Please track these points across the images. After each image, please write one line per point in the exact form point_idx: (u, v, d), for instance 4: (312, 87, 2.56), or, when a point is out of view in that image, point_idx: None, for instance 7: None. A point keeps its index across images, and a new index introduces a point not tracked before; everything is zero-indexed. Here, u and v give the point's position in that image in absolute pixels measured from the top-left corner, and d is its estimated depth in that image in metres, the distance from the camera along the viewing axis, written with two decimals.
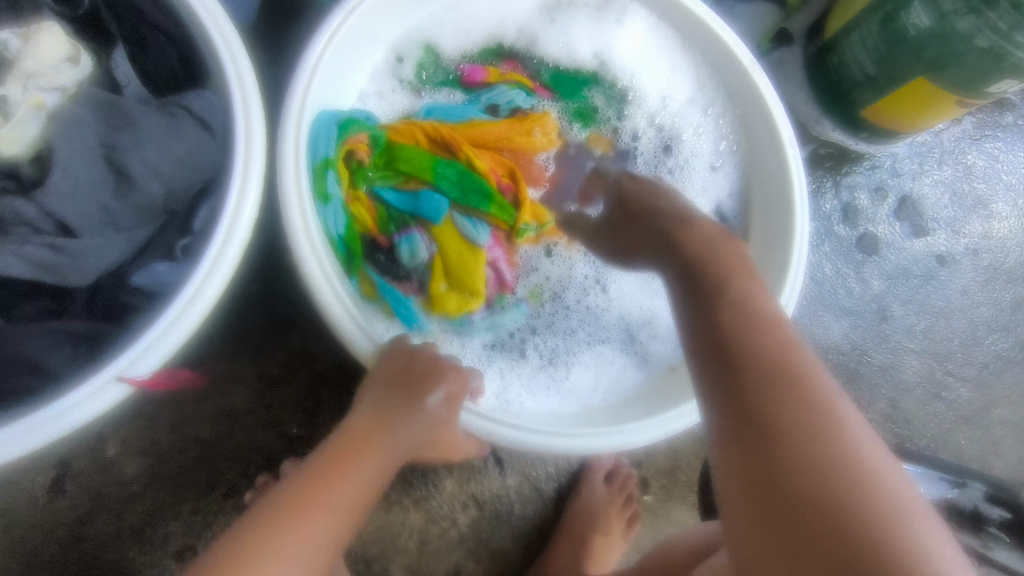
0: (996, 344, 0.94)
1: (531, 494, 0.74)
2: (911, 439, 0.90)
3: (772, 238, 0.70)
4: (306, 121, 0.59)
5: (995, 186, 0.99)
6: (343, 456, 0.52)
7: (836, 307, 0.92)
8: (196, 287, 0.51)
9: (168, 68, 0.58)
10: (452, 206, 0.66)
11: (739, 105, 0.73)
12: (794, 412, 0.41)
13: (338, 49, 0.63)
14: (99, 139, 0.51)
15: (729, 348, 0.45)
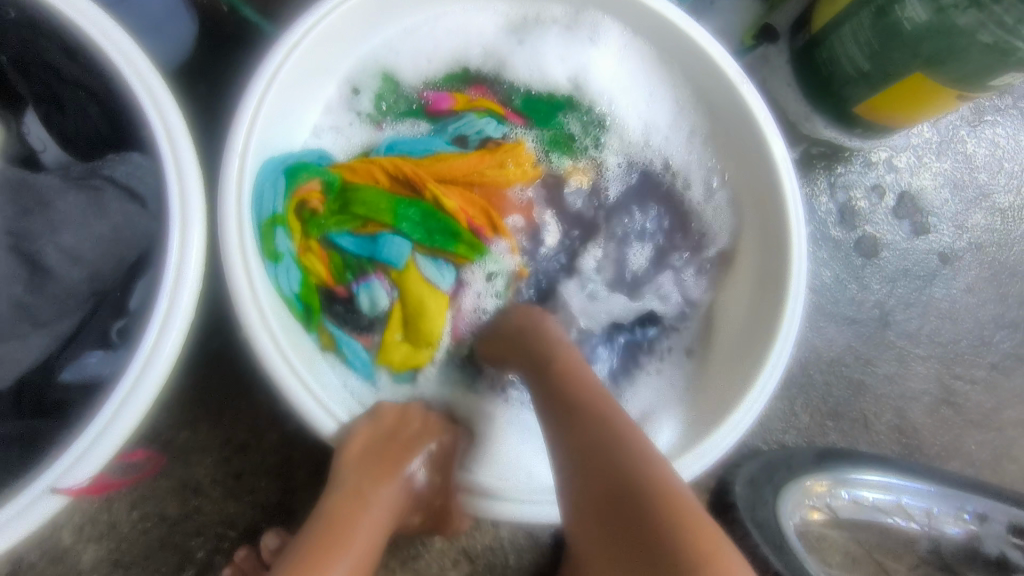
0: (1003, 342, 0.91)
1: (526, 543, 0.70)
2: (920, 450, 0.86)
3: (766, 268, 0.65)
4: (249, 171, 0.53)
5: (997, 175, 0.95)
6: (341, 523, 0.49)
7: (838, 316, 0.87)
8: (132, 383, 0.46)
9: (92, 127, 0.52)
10: (415, 249, 0.61)
11: (723, 124, 0.68)
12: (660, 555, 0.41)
13: (283, 90, 0.57)
14: (4, 227, 0.44)
15: (626, 517, 0.43)
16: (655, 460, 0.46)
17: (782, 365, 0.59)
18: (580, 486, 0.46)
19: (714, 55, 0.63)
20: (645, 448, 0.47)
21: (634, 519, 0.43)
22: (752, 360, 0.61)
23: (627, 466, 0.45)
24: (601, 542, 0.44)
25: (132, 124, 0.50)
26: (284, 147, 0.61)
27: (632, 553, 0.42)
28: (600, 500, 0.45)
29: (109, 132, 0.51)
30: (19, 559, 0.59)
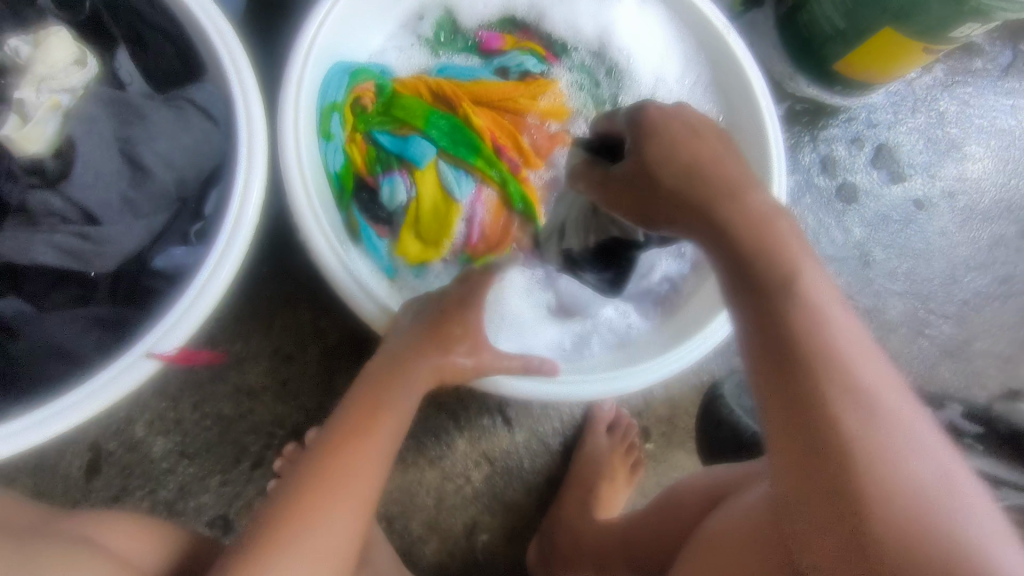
0: (975, 281, 0.99)
1: (539, 449, 0.78)
2: (897, 375, 0.95)
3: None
4: (308, 77, 0.62)
5: (968, 130, 1.02)
6: (366, 418, 0.57)
7: (819, 255, 0.96)
8: (210, 272, 0.53)
9: (168, 64, 0.60)
10: (440, 155, 0.70)
11: (723, 79, 0.76)
12: (843, 405, 0.40)
13: (340, 20, 0.66)
14: (114, 135, 0.56)
15: (795, 370, 0.41)
16: (830, 315, 0.42)
17: None
18: (747, 303, 0.44)
19: (709, 16, 0.72)
20: (819, 302, 0.42)
21: (799, 365, 0.41)
22: None
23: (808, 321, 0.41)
24: (754, 353, 0.43)
25: (203, 58, 0.58)
26: (353, 46, 0.71)
27: (795, 395, 0.41)
28: (773, 354, 0.42)
29: (182, 67, 0.60)
30: (100, 446, 0.68)
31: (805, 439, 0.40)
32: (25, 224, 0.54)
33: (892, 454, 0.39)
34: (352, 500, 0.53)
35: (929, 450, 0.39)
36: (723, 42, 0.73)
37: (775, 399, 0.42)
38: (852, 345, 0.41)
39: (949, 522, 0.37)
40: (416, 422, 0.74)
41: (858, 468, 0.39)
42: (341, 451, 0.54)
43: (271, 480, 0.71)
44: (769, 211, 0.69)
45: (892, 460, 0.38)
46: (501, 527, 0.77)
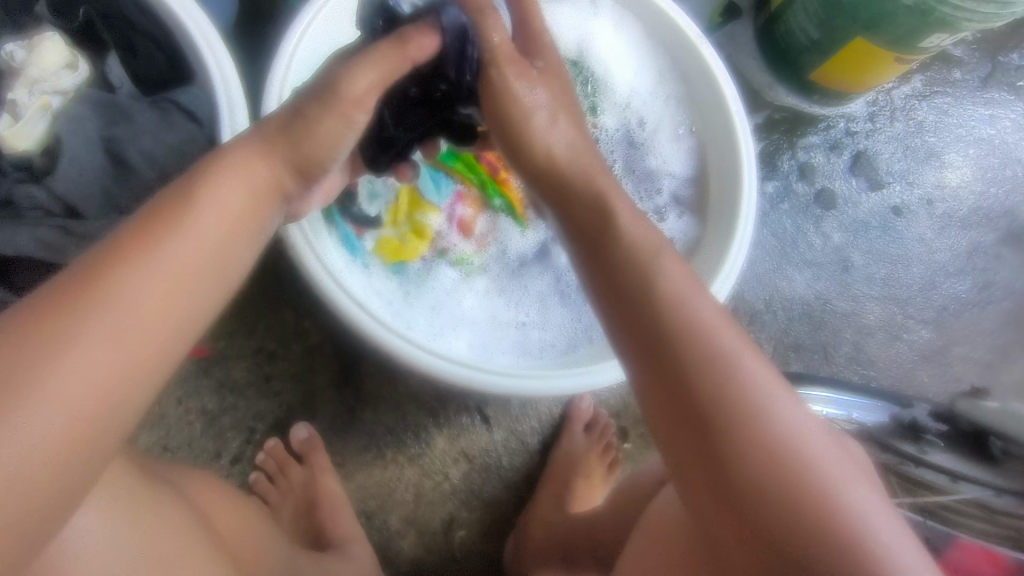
0: (953, 287, 1.00)
1: (517, 448, 0.79)
2: (877, 379, 0.96)
3: (723, 209, 0.75)
4: (290, 86, 0.65)
5: (946, 139, 1.04)
6: (164, 222, 0.44)
7: (797, 260, 0.97)
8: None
9: (156, 69, 0.63)
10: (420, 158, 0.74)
11: (697, 90, 0.78)
12: (718, 402, 0.43)
13: (320, 31, 0.68)
14: (99, 134, 0.58)
15: (670, 385, 0.45)
16: (703, 326, 0.46)
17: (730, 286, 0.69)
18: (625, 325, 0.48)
19: (681, 26, 0.75)
20: (693, 316, 0.46)
21: (676, 376, 0.44)
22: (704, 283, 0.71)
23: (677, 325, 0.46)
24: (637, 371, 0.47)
25: (189, 62, 0.61)
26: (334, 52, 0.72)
27: (673, 406, 0.44)
28: (653, 368, 0.46)
29: (169, 70, 0.62)
30: None
31: (688, 443, 0.44)
32: (9, 218, 0.57)
33: (765, 449, 0.42)
34: (127, 313, 0.41)
35: (803, 437, 0.43)
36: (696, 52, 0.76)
37: (659, 411, 0.45)
38: (726, 352, 0.45)
39: (819, 501, 0.41)
40: (395, 419, 0.76)
41: (734, 465, 0.42)
42: (129, 252, 0.43)
43: (253, 473, 0.73)
44: (741, 218, 0.72)
45: (761, 451, 0.42)
46: (478, 524, 0.78)
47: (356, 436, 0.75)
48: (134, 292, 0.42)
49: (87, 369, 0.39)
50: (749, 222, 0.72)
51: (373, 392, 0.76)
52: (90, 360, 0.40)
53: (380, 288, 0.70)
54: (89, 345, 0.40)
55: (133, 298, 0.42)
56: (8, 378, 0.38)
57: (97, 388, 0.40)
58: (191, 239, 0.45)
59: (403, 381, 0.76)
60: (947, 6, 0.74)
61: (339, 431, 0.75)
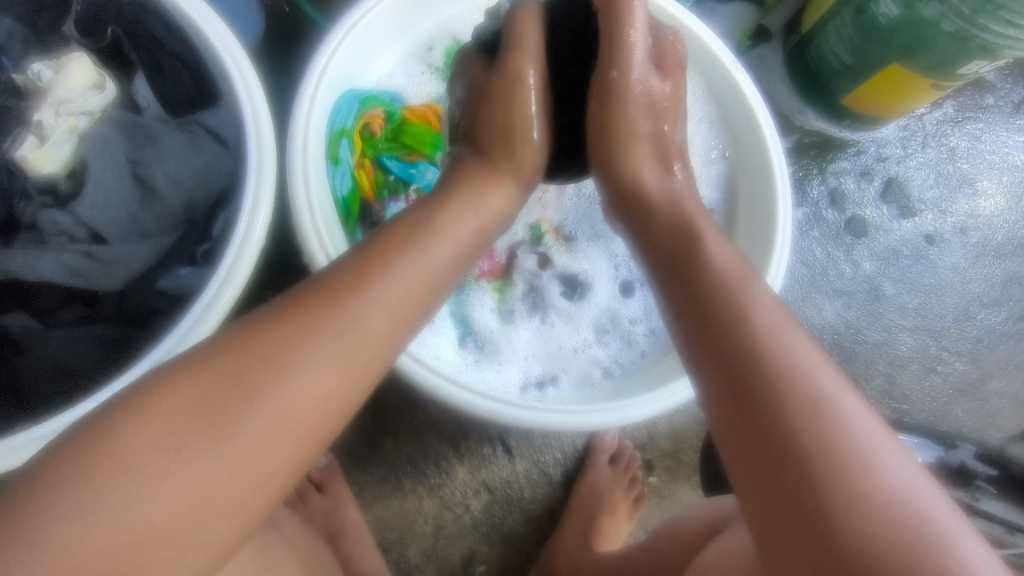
0: (988, 318, 0.97)
1: (540, 479, 0.77)
2: (909, 413, 0.93)
3: (756, 238, 0.73)
4: (317, 109, 0.63)
5: (979, 166, 1.01)
6: (354, 279, 0.46)
7: (827, 289, 0.95)
8: (215, 291, 0.54)
9: (183, 89, 0.62)
10: None
11: (732, 114, 0.77)
12: (812, 449, 0.39)
13: (348, 52, 0.67)
14: (126, 156, 0.57)
15: (759, 429, 0.41)
16: (796, 363, 0.42)
17: None
18: (704, 362, 0.45)
19: (714, 51, 0.74)
20: (786, 352, 0.42)
21: (763, 419, 0.41)
22: None
23: (763, 360, 0.42)
24: (718, 412, 0.43)
25: (217, 83, 0.60)
26: (360, 74, 0.72)
27: (764, 453, 0.40)
28: (736, 410, 0.42)
29: (197, 94, 0.61)
30: None
31: (782, 496, 0.39)
32: (34, 243, 0.56)
33: (868, 505, 0.38)
34: (306, 381, 0.41)
35: (911, 491, 0.38)
36: (730, 77, 0.74)
37: (744, 458, 0.41)
38: (822, 394, 0.41)
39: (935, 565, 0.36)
40: (416, 449, 0.74)
41: (837, 521, 0.37)
42: (315, 314, 0.43)
43: None
44: (777, 245, 0.70)
45: (872, 509, 0.37)
46: (499, 559, 0.75)
47: (376, 466, 0.73)
48: (314, 359, 0.42)
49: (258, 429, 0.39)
50: (784, 250, 0.69)
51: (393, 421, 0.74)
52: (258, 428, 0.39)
53: None
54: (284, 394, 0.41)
55: (318, 370, 0.42)
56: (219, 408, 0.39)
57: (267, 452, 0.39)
58: (370, 316, 0.45)
59: (425, 410, 0.74)
60: (990, 33, 0.72)
61: (358, 460, 0.73)
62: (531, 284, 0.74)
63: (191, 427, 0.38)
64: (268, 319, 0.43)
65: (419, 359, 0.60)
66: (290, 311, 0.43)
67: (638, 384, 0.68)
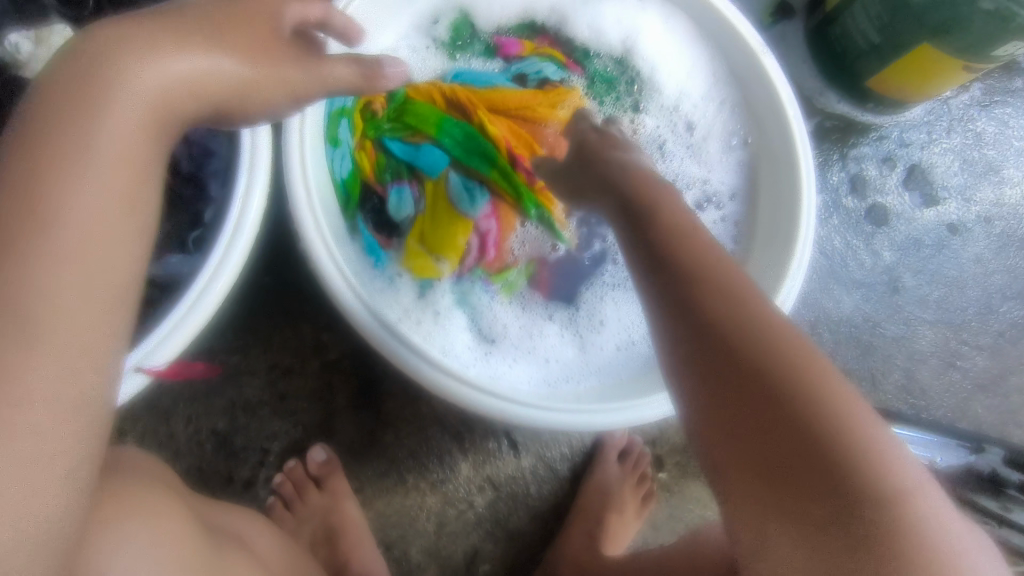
0: (1011, 312, 0.94)
1: (547, 476, 0.74)
2: (927, 410, 0.91)
3: (776, 231, 0.69)
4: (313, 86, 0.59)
5: (1006, 152, 0.97)
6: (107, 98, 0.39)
7: (846, 280, 0.91)
8: (207, 279, 0.52)
9: None
10: (453, 165, 0.68)
11: (753, 97, 0.72)
12: (798, 413, 0.40)
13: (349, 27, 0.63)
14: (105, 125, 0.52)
15: (737, 382, 0.42)
16: (780, 333, 0.44)
17: (789, 304, 0.64)
18: (697, 353, 0.44)
19: (740, 30, 0.69)
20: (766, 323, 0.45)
21: (759, 386, 0.41)
22: None
23: (753, 338, 0.43)
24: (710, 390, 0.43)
25: None
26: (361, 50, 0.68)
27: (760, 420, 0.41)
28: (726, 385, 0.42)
29: None
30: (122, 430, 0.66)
31: (787, 459, 0.39)
32: None
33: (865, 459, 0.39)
34: (93, 176, 0.38)
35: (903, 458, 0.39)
36: (755, 59, 0.69)
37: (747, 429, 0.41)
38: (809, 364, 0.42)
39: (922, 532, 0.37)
40: (418, 443, 0.71)
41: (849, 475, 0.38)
42: (33, 163, 0.36)
43: (269, 497, 0.69)
44: (800, 240, 0.66)
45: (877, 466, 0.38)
46: (503, 558, 0.73)
47: (375, 461, 0.71)
48: (92, 176, 0.38)
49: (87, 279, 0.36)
50: (807, 244, 0.66)
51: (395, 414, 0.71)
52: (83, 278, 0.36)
53: (409, 309, 0.66)
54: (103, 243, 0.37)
55: (98, 169, 0.38)
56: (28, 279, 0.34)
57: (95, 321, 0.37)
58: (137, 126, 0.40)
59: (427, 404, 0.71)
60: None
61: (358, 455, 0.71)
62: (541, 274, 0.71)
63: (12, 326, 0.34)
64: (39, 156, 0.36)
65: (428, 360, 0.57)
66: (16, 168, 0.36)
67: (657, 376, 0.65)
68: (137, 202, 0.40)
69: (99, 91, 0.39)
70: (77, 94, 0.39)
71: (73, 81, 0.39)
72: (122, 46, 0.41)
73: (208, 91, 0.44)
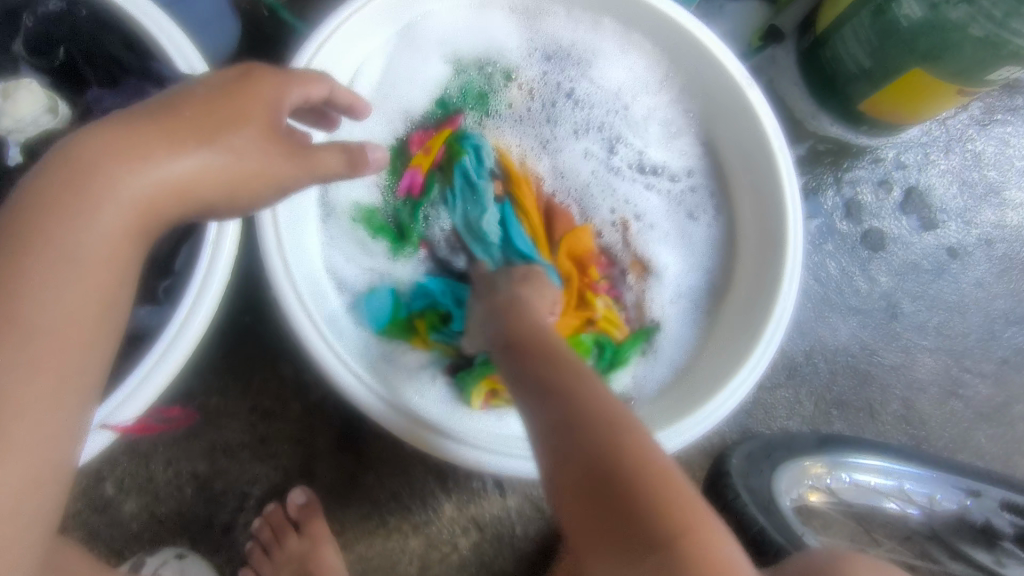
0: (1015, 338, 0.91)
1: (533, 515, 0.72)
2: (928, 440, 0.88)
3: (761, 198, 0.69)
4: None
5: (1007, 173, 0.94)
6: (91, 190, 0.38)
7: (842, 307, 0.89)
8: (180, 325, 0.52)
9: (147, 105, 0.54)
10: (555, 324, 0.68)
11: (687, 58, 0.71)
12: (643, 483, 0.38)
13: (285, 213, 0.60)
14: None
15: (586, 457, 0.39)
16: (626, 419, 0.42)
17: (779, 339, 0.62)
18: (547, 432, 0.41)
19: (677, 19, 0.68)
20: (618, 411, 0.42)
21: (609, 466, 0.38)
22: (746, 337, 0.64)
23: (602, 425, 0.41)
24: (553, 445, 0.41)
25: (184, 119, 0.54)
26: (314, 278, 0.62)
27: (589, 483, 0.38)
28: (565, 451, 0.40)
29: None
30: (101, 474, 0.65)
31: (622, 539, 0.36)
32: None
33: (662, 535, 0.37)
34: (66, 279, 0.37)
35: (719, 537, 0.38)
36: (739, 91, 0.68)
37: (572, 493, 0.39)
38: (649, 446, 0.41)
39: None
40: (400, 484, 0.70)
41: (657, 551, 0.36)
42: (7, 251, 0.36)
43: (248, 543, 0.68)
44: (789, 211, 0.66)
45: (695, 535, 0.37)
46: None
47: (357, 503, 0.70)
48: (70, 276, 0.37)
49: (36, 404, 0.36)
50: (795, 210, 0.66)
51: (378, 454, 0.70)
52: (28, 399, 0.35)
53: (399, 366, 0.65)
54: (58, 355, 0.36)
55: (76, 269, 0.37)
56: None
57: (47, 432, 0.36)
58: (115, 230, 0.39)
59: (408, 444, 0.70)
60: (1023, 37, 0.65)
61: (339, 497, 0.70)
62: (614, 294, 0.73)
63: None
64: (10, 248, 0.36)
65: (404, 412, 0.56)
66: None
67: (681, 390, 0.66)
68: (113, 292, 0.39)
69: (79, 186, 0.38)
70: (60, 193, 0.38)
71: (57, 174, 0.38)
72: (111, 136, 0.39)
73: (192, 189, 0.42)
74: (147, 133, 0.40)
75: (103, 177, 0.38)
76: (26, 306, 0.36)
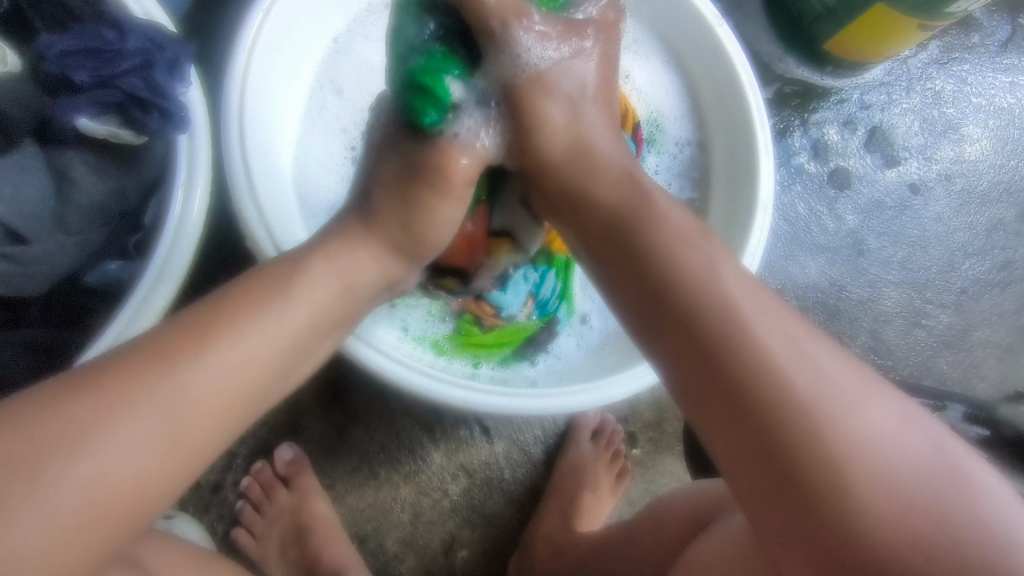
0: (973, 268, 0.95)
1: (520, 459, 0.74)
2: (894, 369, 0.92)
3: (690, 32, 0.71)
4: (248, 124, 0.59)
5: (965, 110, 0.96)
6: (266, 290, 0.46)
7: (811, 245, 0.92)
8: (166, 251, 0.53)
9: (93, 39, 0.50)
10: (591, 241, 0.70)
11: None
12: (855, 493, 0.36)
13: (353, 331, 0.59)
14: (46, 165, 0.50)
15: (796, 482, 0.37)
16: (775, 353, 0.38)
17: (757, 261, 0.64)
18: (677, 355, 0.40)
19: None
20: (757, 339, 0.38)
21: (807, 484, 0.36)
22: None
23: (768, 398, 0.37)
24: (726, 446, 0.39)
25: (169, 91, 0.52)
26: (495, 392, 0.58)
27: (775, 487, 0.37)
28: (728, 414, 0.38)
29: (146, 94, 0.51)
30: None
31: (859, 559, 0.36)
32: None
33: (885, 503, 0.36)
34: (234, 358, 0.43)
35: (895, 440, 0.37)
36: (709, 32, 0.69)
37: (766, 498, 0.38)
38: (838, 414, 0.37)
39: (984, 541, 0.35)
40: (388, 436, 0.70)
41: (895, 549, 0.35)
42: (186, 336, 0.43)
43: (239, 501, 0.69)
44: (724, 41, 0.68)
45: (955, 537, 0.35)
46: (480, 544, 0.73)
47: (346, 456, 0.70)
48: (234, 355, 0.43)
49: (129, 449, 0.38)
50: (729, 38, 0.68)
51: (363, 408, 0.70)
52: (119, 447, 0.38)
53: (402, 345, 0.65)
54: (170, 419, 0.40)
55: (239, 353, 0.44)
56: (92, 414, 0.38)
57: (152, 464, 0.39)
58: (270, 334, 0.45)
59: (394, 396, 0.71)
60: None
61: (327, 452, 0.70)
62: None
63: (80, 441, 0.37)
64: (181, 333, 0.43)
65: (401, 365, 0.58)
66: (173, 334, 0.42)
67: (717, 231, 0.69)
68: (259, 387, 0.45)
69: (279, 283, 0.47)
70: (267, 282, 0.47)
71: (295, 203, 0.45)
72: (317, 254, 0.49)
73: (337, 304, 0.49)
74: (345, 241, 0.49)
75: (275, 283, 0.47)
76: (187, 370, 0.41)
